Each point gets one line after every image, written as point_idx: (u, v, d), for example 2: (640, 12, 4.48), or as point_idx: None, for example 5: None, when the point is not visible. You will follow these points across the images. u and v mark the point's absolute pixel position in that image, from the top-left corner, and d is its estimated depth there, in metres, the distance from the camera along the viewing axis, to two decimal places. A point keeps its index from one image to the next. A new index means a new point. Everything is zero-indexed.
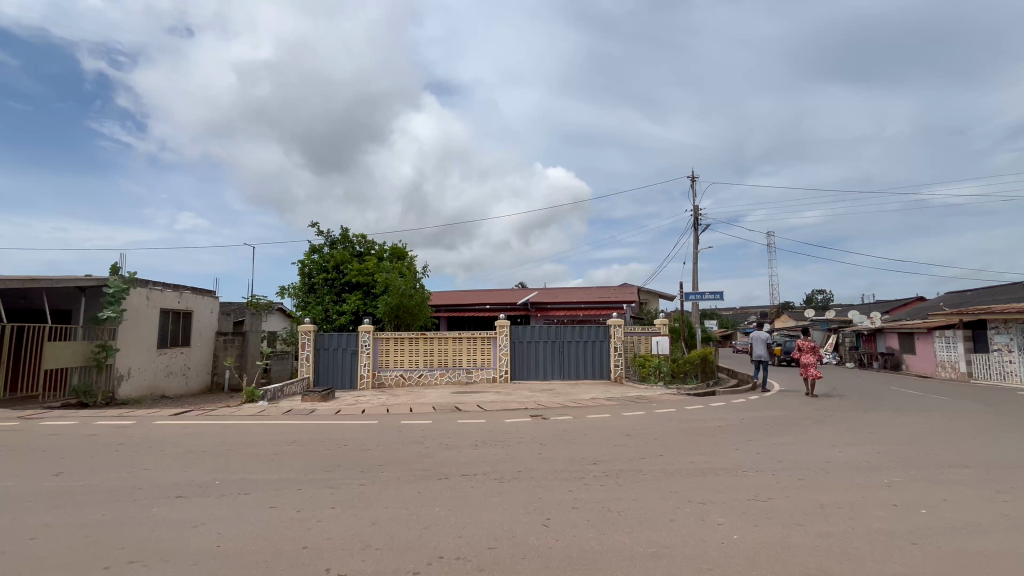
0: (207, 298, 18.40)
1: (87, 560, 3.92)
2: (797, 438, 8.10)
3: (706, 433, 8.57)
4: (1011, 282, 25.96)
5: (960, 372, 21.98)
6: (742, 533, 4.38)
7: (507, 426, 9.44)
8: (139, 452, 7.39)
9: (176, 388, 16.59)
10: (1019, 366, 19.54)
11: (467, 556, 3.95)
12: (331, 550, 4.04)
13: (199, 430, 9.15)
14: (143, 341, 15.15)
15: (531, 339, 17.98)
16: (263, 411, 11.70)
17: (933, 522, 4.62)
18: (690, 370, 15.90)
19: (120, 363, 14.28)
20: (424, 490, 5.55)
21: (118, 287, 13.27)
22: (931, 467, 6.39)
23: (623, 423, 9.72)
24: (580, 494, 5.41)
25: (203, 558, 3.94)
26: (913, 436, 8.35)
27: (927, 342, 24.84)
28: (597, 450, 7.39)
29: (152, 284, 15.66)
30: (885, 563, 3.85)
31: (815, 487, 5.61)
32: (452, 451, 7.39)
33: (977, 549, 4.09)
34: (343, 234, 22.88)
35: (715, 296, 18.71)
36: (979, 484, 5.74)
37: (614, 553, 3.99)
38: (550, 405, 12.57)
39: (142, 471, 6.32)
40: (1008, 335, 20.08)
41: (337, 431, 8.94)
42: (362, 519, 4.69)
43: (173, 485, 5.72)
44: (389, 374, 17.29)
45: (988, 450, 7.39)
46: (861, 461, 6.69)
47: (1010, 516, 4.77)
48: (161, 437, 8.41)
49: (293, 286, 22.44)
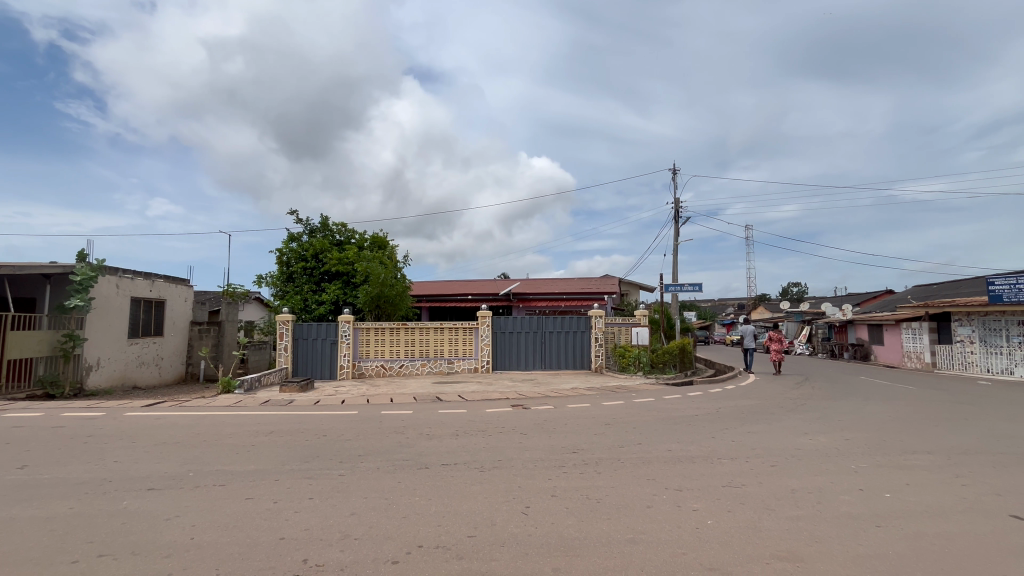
0: (182, 287, 17.90)
1: (53, 554, 3.82)
2: (770, 427, 8.30)
3: (682, 422, 8.73)
4: (972, 279, 27.16)
5: (925, 362, 22.82)
6: (716, 519, 4.49)
7: (487, 416, 9.44)
8: (108, 443, 7.17)
9: (148, 379, 16.10)
10: (979, 357, 20.41)
11: (446, 545, 3.96)
12: (308, 541, 4.01)
13: (172, 421, 8.95)
14: (113, 330, 14.67)
15: (512, 330, 17.99)
16: (239, 402, 11.48)
17: (897, 506, 4.82)
18: (669, 361, 16.41)
19: (89, 354, 13.82)
20: (403, 480, 5.53)
21: (85, 274, 12.76)
22: (896, 453, 6.65)
23: (602, 412, 9.84)
24: (559, 482, 5.48)
25: (176, 550, 3.88)
26: (881, 424, 8.63)
27: (895, 333, 25.71)
28: (577, 439, 7.48)
29: (122, 272, 15.16)
30: (850, 545, 4.00)
31: (787, 473, 5.79)
32: (431, 441, 7.36)
33: (936, 530, 4.29)
34: (323, 222, 22.50)
35: (695, 289, 19.05)
36: (940, 469, 6.01)
37: (592, 540, 4.05)
38: (532, 394, 12.67)
39: (112, 463, 6.15)
40: (970, 327, 20.88)
41: (318, 421, 8.88)
42: (341, 510, 4.66)
43: (145, 477, 5.58)
44: (369, 365, 17.11)
45: (951, 437, 7.70)
46: (830, 448, 6.92)
47: (967, 499, 5.02)
48: (132, 429, 8.18)
49: (271, 275, 22.06)
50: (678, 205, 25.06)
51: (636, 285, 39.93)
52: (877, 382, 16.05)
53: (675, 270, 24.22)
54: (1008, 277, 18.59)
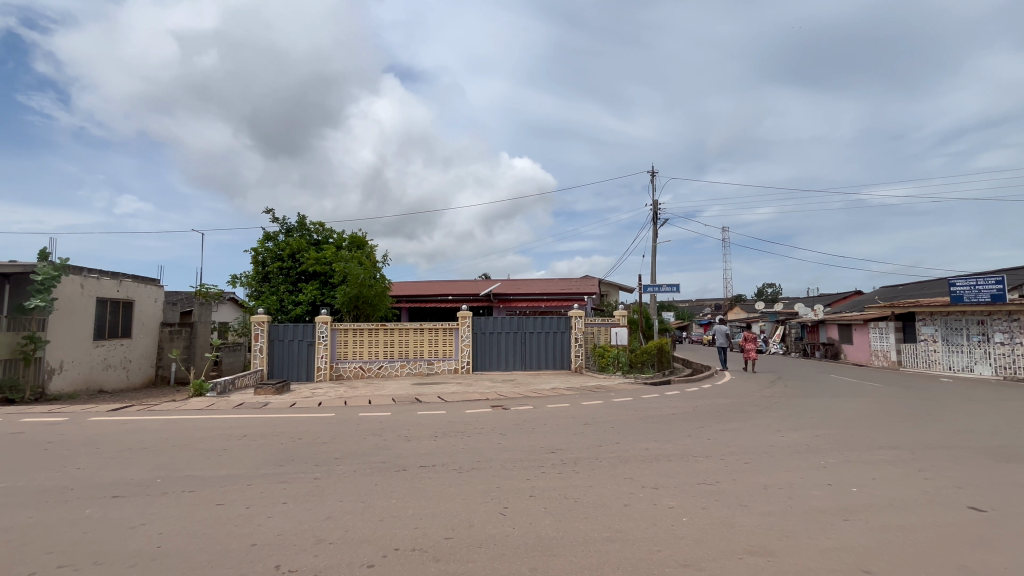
0: (151, 287, 17.35)
1: (9, 566, 3.65)
2: (745, 425, 8.48)
3: (660, 421, 8.85)
4: (935, 280, 28.27)
5: (891, 360, 23.70)
6: (691, 516, 4.56)
7: (467, 417, 9.41)
8: (70, 450, 6.89)
9: (116, 382, 15.55)
10: (942, 355, 21.26)
11: (423, 548, 3.93)
12: (281, 546, 3.93)
13: (141, 425, 8.67)
14: (77, 332, 14.13)
15: (492, 330, 17.96)
16: (212, 406, 11.18)
17: (864, 500, 4.98)
18: (647, 360, 16.53)
19: (51, 356, 13.29)
20: (380, 482, 5.46)
21: (48, 274, 12.26)
22: (862, 449, 6.88)
23: (581, 412, 9.89)
24: (538, 482, 5.49)
25: (142, 559, 3.76)
26: (849, 420, 8.91)
27: (863, 332, 26.61)
28: (556, 438, 7.52)
29: (87, 271, 14.63)
30: (819, 539, 4.12)
31: (759, 470, 5.92)
32: (410, 443, 7.30)
33: (900, 523, 4.45)
34: (300, 221, 22.09)
35: (672, 289, 19.32)
36: (904, 463, 6.24)
37: (569, 539, 4.08)
38: (511, 395, 12.68)
39: (75, 470, 5.92)
40: (933, 327, 21.73)
41: (293, 424, 8.71)
42: (315, 514, 4.57)
43: (110, 484, 5.38)
44: (347, 366, 16.86)
45: (916, 432, 8.01)
46: (802, 445, 7.11)
47: (929, 492, 5.23)
48: (96, 435, 7.88)
49: (246, 274, 21.58)
50: (657, 207, 25.38)
51: (616, 285, 40.33)
52: (847, 380, 16.56)
53: (653, 271, 24.54)
54: (969, 279, 19.41)
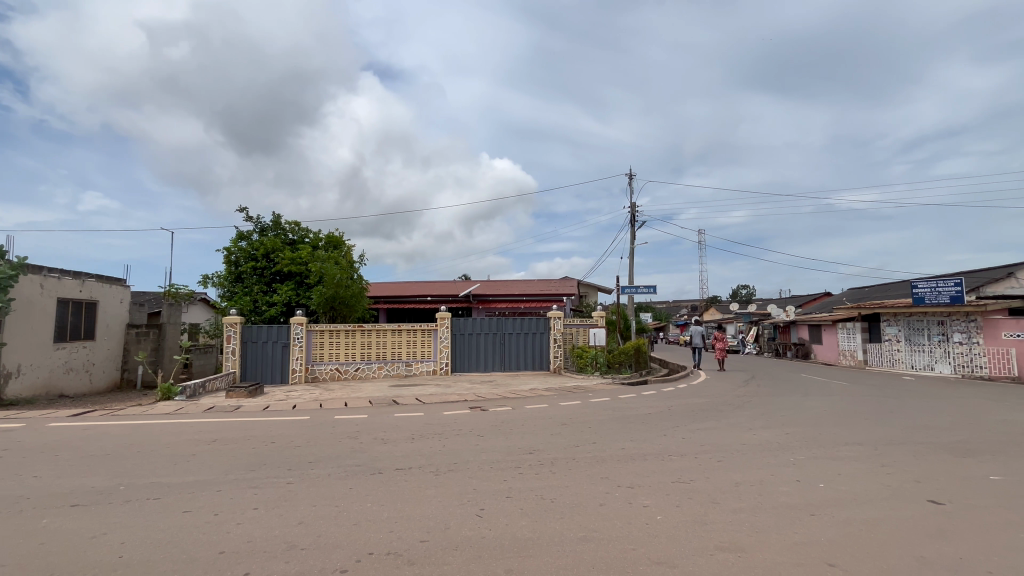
0: (117, 288, 16.74)
1: None
2: (719, 423, 8.65)
3: (636, 421, 8.96)
4: (899, 282, 29.43)
5: (858, 360, 24.58)
6: (665, 514, 4.63)
7: (445, 418, 9.35)
8: (25, 458, 6.57)
9: (78, 386, 14.92)
10: (904, 354, 22.13)
11: (398, 551, 3.89)
12: (251, 554, 3.83)
13: (104, 431, 8.33)
14: (36, 335, 13.52)
15: (471, 331, 17.90)
16: (180, 410, 10.84)
17: (830, 495, 5.14)
18: (624, 361, 16.71)
19: (8, 360, 12.69)
20: (355, 486, 5.39)
21: (4, 273, 11.70)
22: (828, 445, 7.11)
23: (559, 413, 9.95)
24: (515, 483, 5.49)
25: (101, 571, 3.61)
26: (817, 418, 9.19)
27: (832, 333, 27.50)
28: (534, 439, 7.54)
29: (47, 271, 14.03)
30: (787, 534, 4.23)
31: (731, 467, 6.05)
32: (386, 445, 7.21)
33: (864, 517, 4.60)
34: (274, 220, 21.63)
35: (650, 290, 19.61)
36: (867, 458, 6.47)
37: (545, 540, 4.09)
38: (490, 396, 12.66)
39: (32, 479, 5.65)
40: (897, 327, 22.60)
41: (267, 428, 8.51)
42: (287, 520, 4.47)
43: (69, 493, 5.16)
44: (323, 368, 16.57)
45: (879, 429, 8.31)
46: (772, 442, 7.29)
47: (891, 486, 5.42)
48: (54, 441, 7.54)
49: (218, 275, 21.01)
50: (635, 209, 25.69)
51: (595, 286, 40.67)
52: (816, 379, 17.12)
53: (631, 272, 24.83)
54: (929, 280, 20.44)
